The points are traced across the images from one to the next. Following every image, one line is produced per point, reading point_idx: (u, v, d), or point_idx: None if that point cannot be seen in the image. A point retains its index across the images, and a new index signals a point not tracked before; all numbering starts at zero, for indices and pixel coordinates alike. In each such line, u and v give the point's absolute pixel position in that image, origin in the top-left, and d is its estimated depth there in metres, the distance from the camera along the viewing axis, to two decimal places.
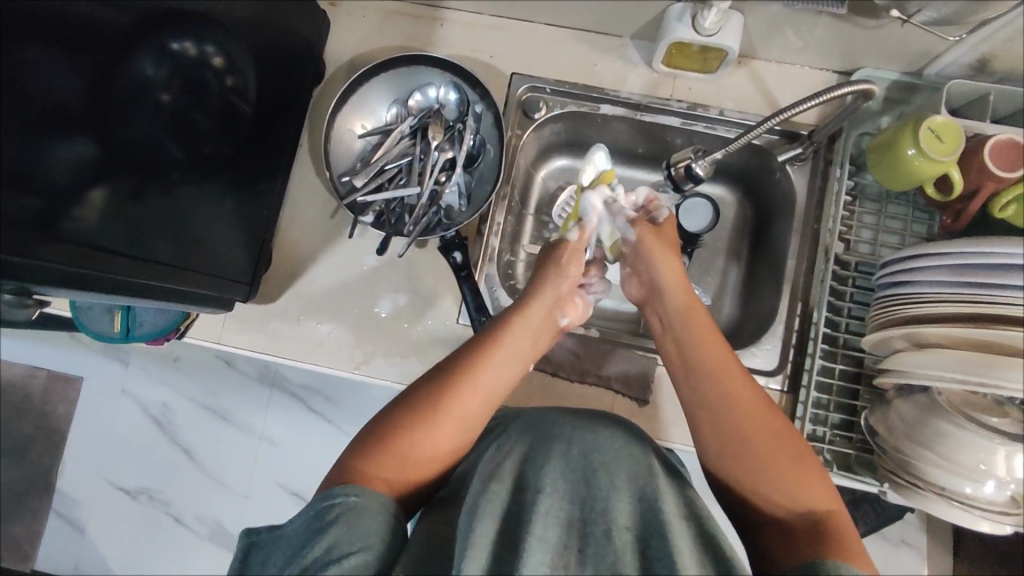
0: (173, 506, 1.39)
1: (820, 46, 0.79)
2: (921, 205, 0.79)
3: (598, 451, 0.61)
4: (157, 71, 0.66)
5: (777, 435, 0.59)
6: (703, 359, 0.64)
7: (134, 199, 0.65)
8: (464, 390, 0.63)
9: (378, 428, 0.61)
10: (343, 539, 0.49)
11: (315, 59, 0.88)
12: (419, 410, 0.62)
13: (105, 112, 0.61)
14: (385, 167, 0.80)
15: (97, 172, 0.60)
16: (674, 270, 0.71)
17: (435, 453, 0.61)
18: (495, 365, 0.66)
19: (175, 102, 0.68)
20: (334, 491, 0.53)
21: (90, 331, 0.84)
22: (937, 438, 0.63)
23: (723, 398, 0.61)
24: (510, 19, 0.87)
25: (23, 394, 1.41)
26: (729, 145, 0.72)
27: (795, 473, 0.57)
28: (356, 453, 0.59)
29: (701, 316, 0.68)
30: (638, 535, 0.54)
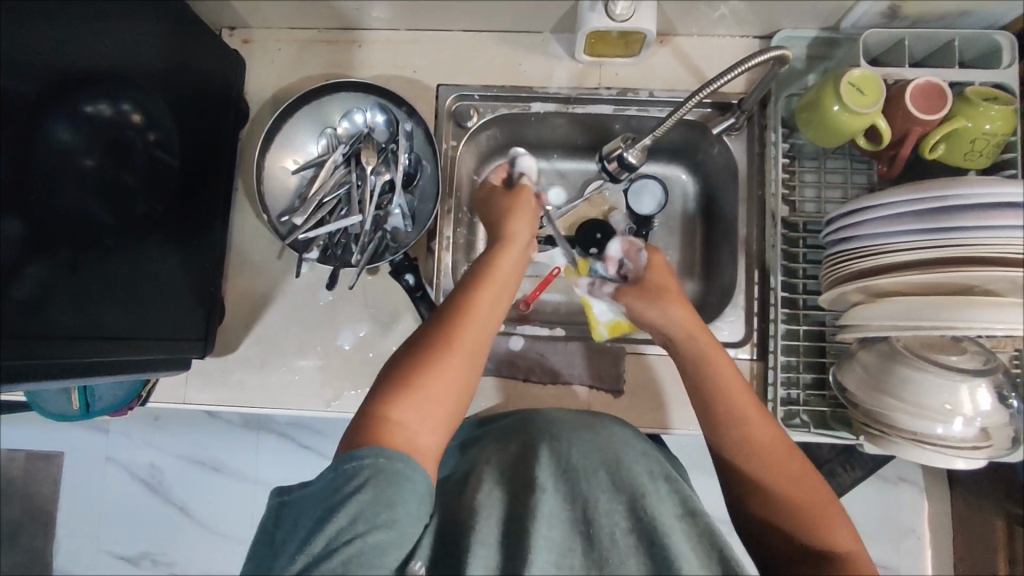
0: (177, 565, 1.36)
1: (736, 13, 0.79)
2: (857, 156, 0.80)
3: (602, 450, 0.60)
4: (76, 137, 0.64)
5: (801, 475, 0.60)
6: (723, 400, 0.63)
7: (72, 271, 0.63)
8: (468, 323, 0.63)
9: (388, 376, 0.59)
10: (369, 509, 0.49)
11: (237, 100, 0.86)
12: (426, 350, 0.61)
13: (29, 189, 0.59)
14: (324, 200, 0.79)
15: (25, 251, 0.58)
16: (688, 316, 0.70)
17: (456, 390, 0.60)
18: (492, 294, 0.66)
19: (99, 165, 0.67)
20: (356, 453, 0.52)
21: (49, 412, 0.81)
22: (903, 385, 0.64)
23: (747, 434, 0.61)
24: (428, 31, 0.86)
25: (3, 479, 1.38)
26: (658, 128, 0.71)
27: (819, 514, 0.57)
28: (378, 395, 0.58)
29: (725, 363, 0.66)
30: (640, 533, 0.53)
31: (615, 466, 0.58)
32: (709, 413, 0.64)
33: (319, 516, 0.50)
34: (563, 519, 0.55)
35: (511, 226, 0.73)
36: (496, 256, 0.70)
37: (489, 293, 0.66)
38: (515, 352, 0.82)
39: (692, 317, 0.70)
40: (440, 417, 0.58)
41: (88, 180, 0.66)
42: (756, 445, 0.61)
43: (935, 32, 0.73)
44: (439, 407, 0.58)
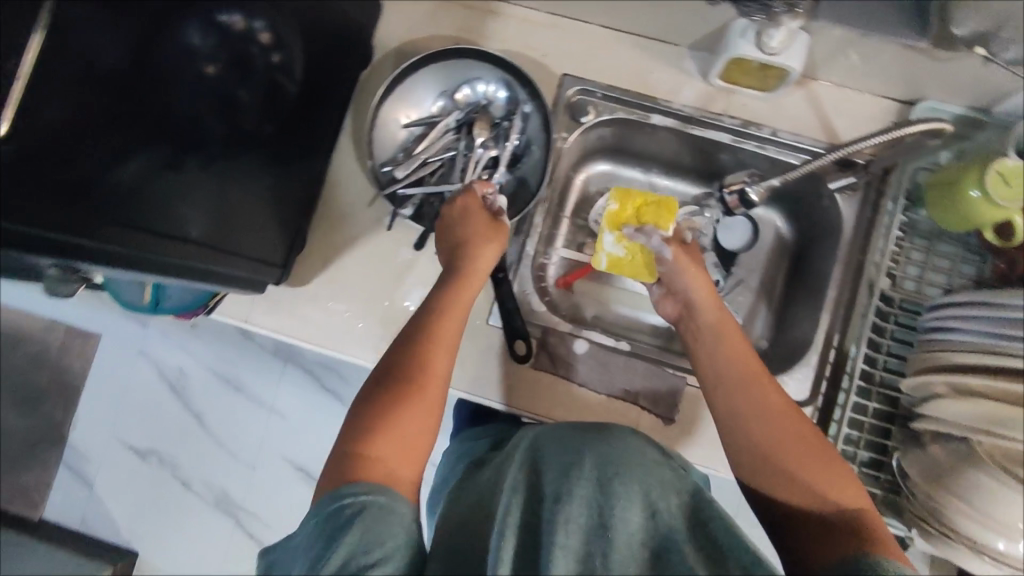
0: (182, 469, 1.40)
1: (886, 72, 0.76)
2: (971, 246, 0.76)
3: (613, 460, 0.54)
4: (204, 42, 0.71)
5: (806, 434, 0.63)
6: (729, 366, 0.68)
7: (172, 169, 0.66)
8: (433, 350, 0.65)
9: (357, 422, 0.59)
10: (359, 547, 0.47)
11: (364, 42, 0.84)
12: (388, 392, 0.61)
13: (148, 77, 0.64)
14: (429, 159, 0.80)
15: (132, 141, 0.61)
16: (706, 289, 0.75)
17: (425, 423, 0.61)
18: (456, 317, 0.68)
19: (219, 74, 0.73)
20: (342, 492, 0.52)
21: (120, 299, 0.83)
22: (975, 491, 0.61)
23: (750, 393, 0.65)
24: (566, 18, 0.85)
25: (41, 346, 1.42)
26: (789, 175, 0.75)
27: (831, 474, 0.60)
28: (350, 442, 0.58)
29: (732, 330, 0.71)
30: (653, 552, 0.50)
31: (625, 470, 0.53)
32: (717, 377, 0.68)
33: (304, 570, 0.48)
34: (580, 526, 0.49)
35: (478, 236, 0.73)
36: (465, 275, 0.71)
37: (453, 319, 0.68)
38: (576, 356, 0.81)
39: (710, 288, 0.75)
40: (416, 444, 0.59)
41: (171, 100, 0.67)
42: (764, 408, 0.64)
43: None
44: (415, 434, 0.59)
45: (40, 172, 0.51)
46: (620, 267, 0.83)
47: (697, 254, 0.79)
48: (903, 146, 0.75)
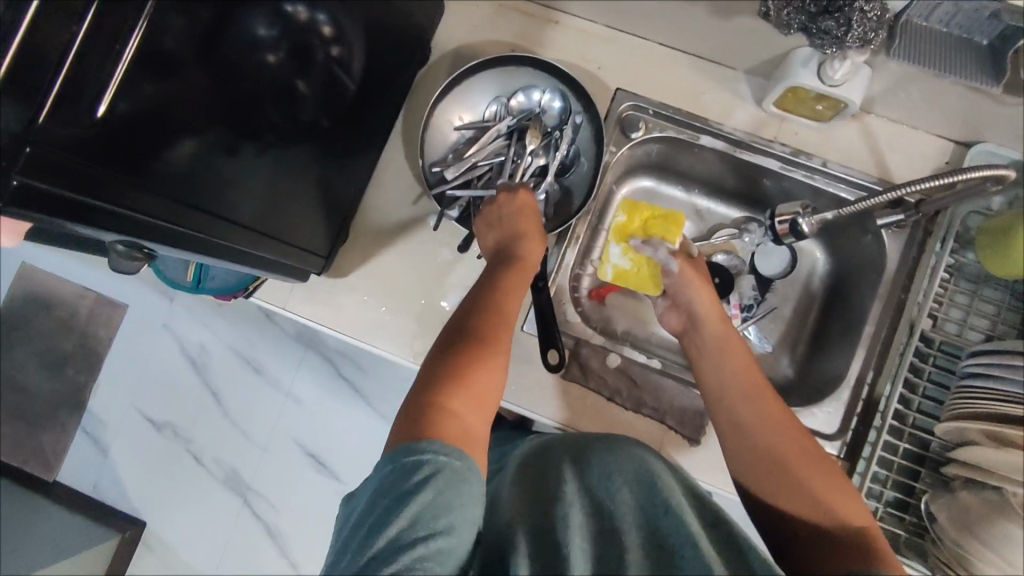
0: (195, 444, 1.41)
1: (945, 112, 0.75)
2: (1020, 294, 0.75)
3: (619, 470, 0.58)
4: (268, 33, 0.61)
5: (810, 449, 0.63)
6: (730, 380, 0.68)
7: (228, 154, 0.63)
8: (499, 319, 0.65)
9: (431, 380, 0.59)
10: (429, 512, 0.48)
11: (424, 43, 0.86)
12: (465, 344, 0.62)
13: (210, 57, 0.57)
14: (478, 163, 0.81)
15: (190, 126, 0.57)
16: (712, 303, 0.75)
17: (496, 382, 0.61)
18: (519, 288, 0.69)
19: (279, 65, 0.64)
20: (421, 445, 0.52)
21: (162, 276, 0.85)
22: (1004, 541, 0.60)
23: (752, 408, 0.65)
24: (624, 33, 0.85)
25: (71, 312, 1.45)
26: (845, 209, 0.73)
27: (836, 489, 0.60)
28: (429, 388, 0.58)
29: (737, 343, 0.71)
30: (661, 548, 0.51)
31: (615, 474, 0.57)
32: (717, 393, 0.68)
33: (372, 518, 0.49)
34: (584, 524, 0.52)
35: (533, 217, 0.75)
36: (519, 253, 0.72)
37: (515, 292, 0.68)
38: (608, 369, 0.82)
39: (713, 299, 0.76)
40: (485, 405, 0.59)
41: (240, 87, 0.61)
42: (767, 423, 0.64)
43: None
44: (486, 394, 0.60)
45: (110, 149, 0.50)
46: (626, 278, 0.84)
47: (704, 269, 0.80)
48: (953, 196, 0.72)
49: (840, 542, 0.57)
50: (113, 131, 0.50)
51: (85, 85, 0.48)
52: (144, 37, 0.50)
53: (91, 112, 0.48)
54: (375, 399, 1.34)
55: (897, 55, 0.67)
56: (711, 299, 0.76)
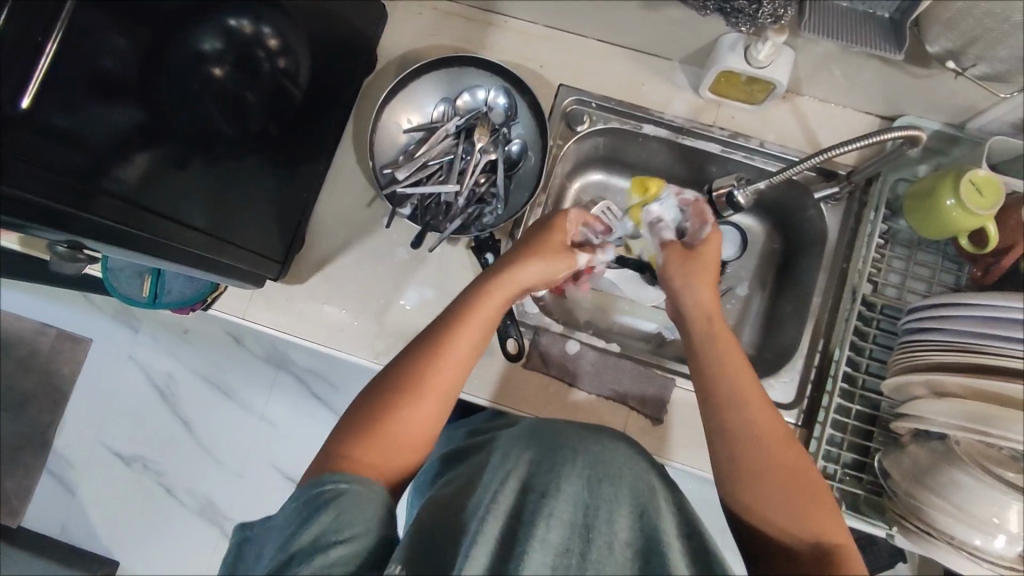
0: (166, 476, 1.37)
1: (867, 90, 0.80)
2: (950, 254, 0.79)
3: (604, 465, 0.58)
4: (214, 46, 0.64)
5: (795, 463, 0.60)
6: (730, 390, 0.64)
7: (179, 167, 0.64)
8: (441, 365, 0.63)
9: (353, 418, 0.60)
10: (332, 527, 0.48)
11: (370, 51, 0.88)
12: (396, 391, 0.61)
13: (156, 78, 0.60)
14: (428, 162, 0.83)
15: (140, 136, 0.59)
16: (709, 306, 0.73)
17: (425, 432, 0.61)
18: (474, 327, 0.66)
19: (226, 77, 0.67)
20: (323, 479, 0.53)
21: (118, 295, 0.83)
22: (953, 487, 0.64)
23: (744, 422, 0.62)
24: (563, 32, 0.89)
25: (30, 349, 1.41)
26: (773, 177, 0.76)
27: (803, 501, 0.57)
28: (341, 434, 0.59)
29: (729, 346, 0.68)
30: (639, 552, 0.53)
31: (615, 479, 0.57)
32: (710, 395, 0.65)
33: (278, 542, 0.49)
34: (565, 523, 0.52)
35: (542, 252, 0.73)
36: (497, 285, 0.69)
37: (469, 333, 0.65)
38: (568, 356, 0.83)
39: (711, 306, 0.73)
40: (399, 454, 0.58)
41: (177, 92, 0.62)
42: (757, 437, 0.61)
43: None
44: (401, 451, 0.59)
45: (45, 156, 0.51)
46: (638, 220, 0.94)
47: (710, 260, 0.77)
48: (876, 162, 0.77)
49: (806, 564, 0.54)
50: (47, 138, 0.51)
51: (11, 72, 0.48)
52: (65, 38, 0.51)
53: (17, 106, 0.48)
54: None
55: (808, 28, 0.70)
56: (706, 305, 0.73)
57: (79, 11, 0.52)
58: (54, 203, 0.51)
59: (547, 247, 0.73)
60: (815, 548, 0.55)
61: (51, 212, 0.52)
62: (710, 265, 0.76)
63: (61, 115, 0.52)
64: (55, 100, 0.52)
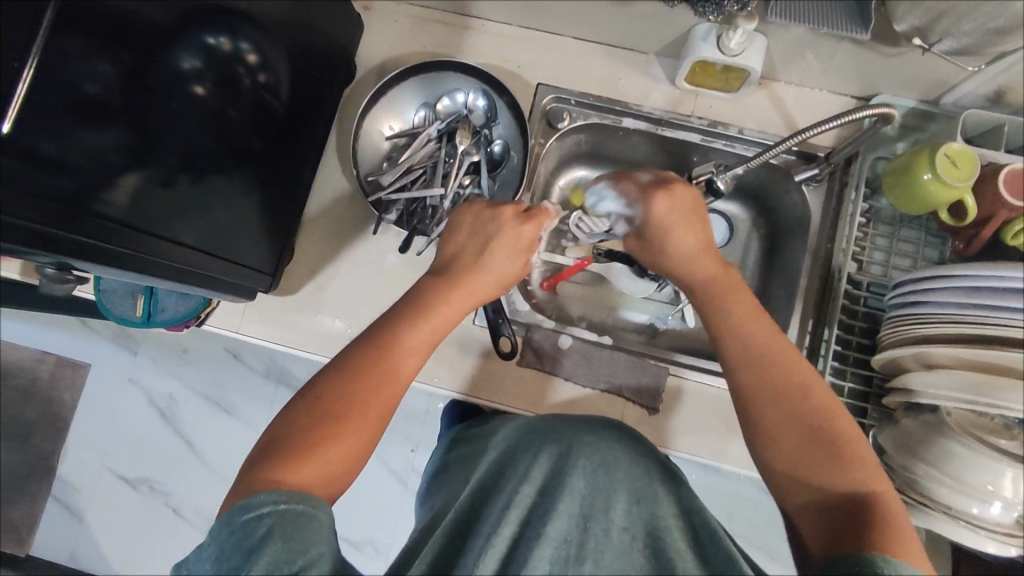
0: (173, 496, 1.37)
1: (841, 72, 0.81)
2: (933, 230, 0.80)
3: (600, 453, 0.59)
4: (193, 64, 0.64)
5: (830, 412, 0.56)
6: (748, 339, 0.60)
7: (165, 186, 0.64)
8: (383, 375, 0.58)
9: (277, 438, 0.54)
10: (281, 559, 0.44)
11: (349, 60, 0.89)
12: (329, 405, 0.55)
13: (136, 102, 0.60)
14: (412, 168, 0.84)
15: (128, 158, 0.60)
16: (704, 257, 0.67)
17: (359, 449, 0.55)
18: (420, 338, 0.61)
19: (208, 96, 0.66)
20: (254, 502, 0.47)
21: (111, 315, 0.84)
22: (947, 458, 0.64)
23: (764, 372, 0.58)
24: (538, 31, 0.90)
25: (30, 378, 1.40)
26: (752, 162, 0.77)
27: (841, 457, 0.53)
28: (265, 454, 0.52)
29: (735, 296, 0.64)
30: (635, 536, 0.54)
31: (613, 466, 0.58)
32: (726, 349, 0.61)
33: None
34: (563, 518, 0.54)
35: (503, 243, 0.67)
36: (454, 287, 0.65)
37: (413, 345, 0.61)
38: (561, 351, 0.84)
39: (704, 246, 0.67)
40: (334, 471, 0.53)
41: (155, 115, 0.62)
42: (769, 383, 0.57)
43: None
44: (335, 468, 0.53)
45: (34, 184, 0.51)
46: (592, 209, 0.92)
47: (683, 213, 0.68)
48: (859, 139, 0.78)
49: (839, 520, 0.51)
50: (34, 168, 0.51)
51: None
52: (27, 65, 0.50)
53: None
54: None
55: (775, 14, 0.71)
56: (704, 245, 0.68)
57: (58, 40, 0.53)
58: (41, 226, 0.51)
59: (505, 236, 0.67)
60: (851, 503, 0.51)
61: (39, 236, 0.52)
62: (683, 203, 0.68)
63: (49, 143, 0.53)
64: (38, 128, 0.52)
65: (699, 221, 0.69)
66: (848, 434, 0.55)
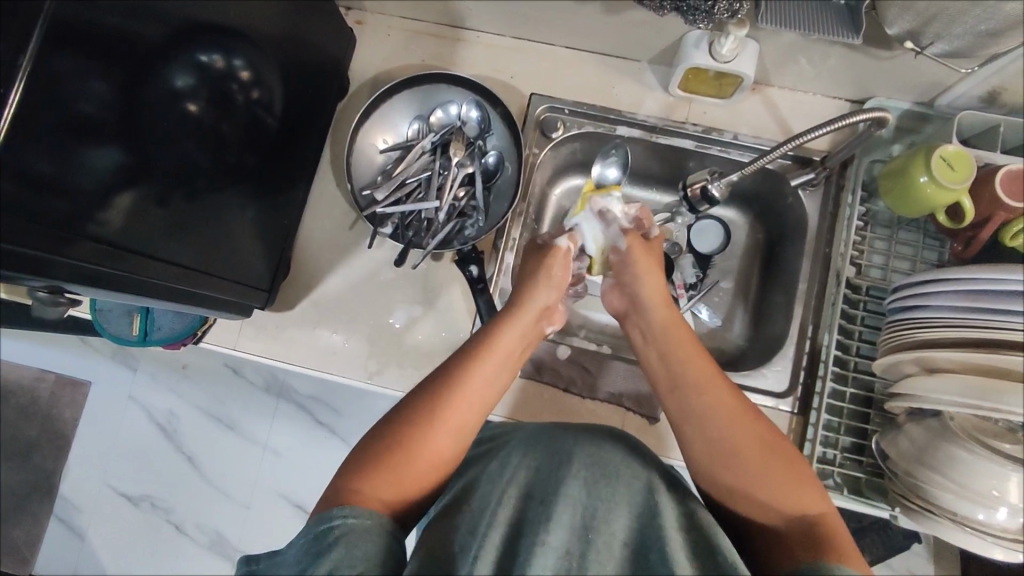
0: (175, 513, 1.36)
1: (834, 76, 0.81)
2: (931, 231, 0.80)
3: (602, 464, 0.59)
4: (187, 82, 0.65)
5: (767, 438, 0.59)
6: (686, 370, 0.64)
7: (161, 205, 0.64)
8: (462, 399, 0.60)
9: (366, 450, 0.57)
10: (344, 563, 0.44)
11: (340, 75, 0.89)
12: (409, 422, 0.58)
13: (135, 121, 0.60)
14: (406, 180, 0.83)
15: (124, 178, 0.59)
16: (656, 286, 0.72)
17: (435, 467, 0.57)
18: (494, 363, 0.64)
19: (201, 114, 0.67)
20: (332, 513, 0.49)
21: (107, 334, 0.84)
22: (950, 463, 0.64)
23: (703, 399, 0.61)
24: (530, 42, 0.90)
25: (31, 397, 1.40)
26: (746, 168, 0.76)
27: (789, 478, 0.56)
28: (350, 469, 0.55)
29: (677, 326, 0.68)
30: (635, 551, 0.53)
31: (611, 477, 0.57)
32: (673, 378, 0.64)
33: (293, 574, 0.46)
34: (564, 526, 0.53)
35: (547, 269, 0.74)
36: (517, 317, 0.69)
37: (486, 368, 0.63)
38: (560, 361, 0.84)
39: (661, 285, 0.72)
40: (409, 489, 0.55)
41: (153, 128, 0.63)
42: (710, 413, 0.60)
43: None
44: (412, 484, 0.55)
45: (30, 209, 0.50)
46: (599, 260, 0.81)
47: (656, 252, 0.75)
48: (850, 144, 0.78)
49: (795, 539, 0.52)
50: (31, 192, 0.51)
51: None
52: (27, 85, 0.49)
53: None
54: (350, 438, 1.30)
55: (765, 20, 0.70)
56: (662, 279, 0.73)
57: (56, 58, 0.51)
58: (33, 250, 0.51)
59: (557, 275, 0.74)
60: (800, 520, 0.53)
61: (30, 260, 0.51)
62: (650, 248, 0.75)
63: (48, 165, 0.52)
64: (36, 150, 0.51)
65: (659, 267, 0.74)
66: (792, 461, 0.57)
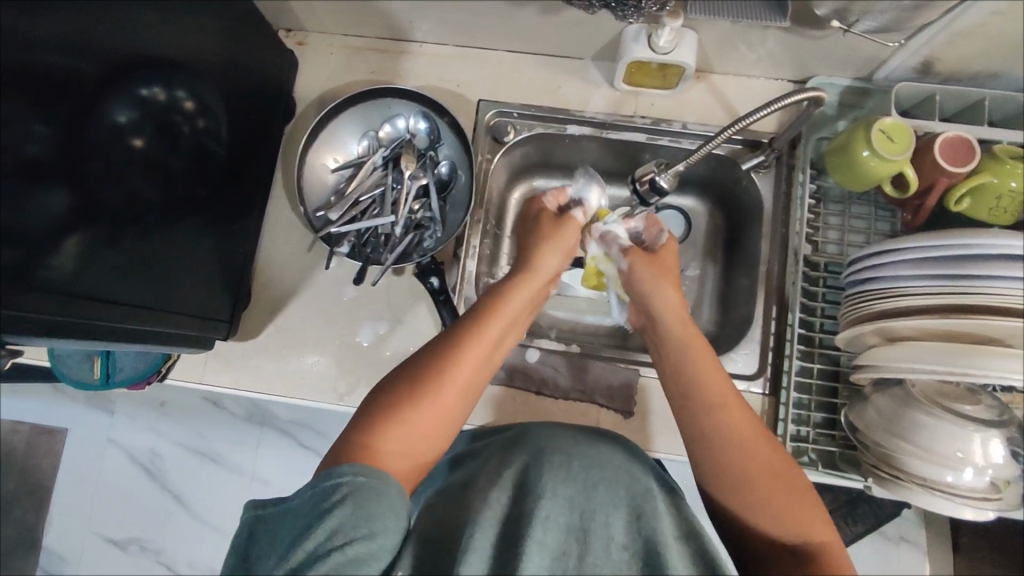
0: (165, 553, 1.34)
1: (773, 59, 0.82)
2: (881, 204, 0.82)
3: (596, 470, 0.59)
4: (129, 118, 0.65)
5: (779, 464, 0.58)
6: (706, 389, 0.63)
7: (112, 245, 0.62)
8: (467, 356, 0.61)
9: (375, 403, 0.58)
10: (348, 523, 0.46)
11: (286, 98, 0.88)
12: (414, 380, 0.59)
13: (78, 161, 0.59)
14: (360, 198, 0.83)
15: (74, 220, 0.58)
16: (674, 310, 0.71)
17: (438, 425, 0.58)
18: (501, 322, 0.66)
19: (147, 145, 0.68)
20: (336, 471, 0.50)
21: (69, 380, 0.82)
22: (916, 430, 0.65)
23: (724, 418, 0.60)
24: (474, 48, 0.90)
25: (5, 449, 1.37)
26: (692, 157, 0.77)
27: (797, 508, 0.56)
28: (357, 426, 0.56)
29: (699, 348, 0.67)
30: (637, 555, 0.52)
31: (591, 481, 0.57)
32: (689, 395, 0.63)
33: (300, 520, 0.48)
34: (552, 533, 0.52)
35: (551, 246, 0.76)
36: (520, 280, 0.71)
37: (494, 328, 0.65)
38: (530, 364, 0.83)
39: (677, 301, 0.72)
40: (415, 452, 0.56)
41: (95, 166, 0.61)
42: (731, 433, 0.60)
43: (966, 90, 0.74)
44: (419, 439, 0.57)
45: None
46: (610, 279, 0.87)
47: (665, 266, 0.76)
48: (796, 122, 0.78)
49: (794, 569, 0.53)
50: None
51: None
52: None
53: None
54: None
55: (694, 11, 0.71)
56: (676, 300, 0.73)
57: None
58: None
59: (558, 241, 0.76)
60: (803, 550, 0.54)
61: None
62: (659, 267, 0.76)
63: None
64: None
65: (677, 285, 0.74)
66: (804, 489, 0.57)
